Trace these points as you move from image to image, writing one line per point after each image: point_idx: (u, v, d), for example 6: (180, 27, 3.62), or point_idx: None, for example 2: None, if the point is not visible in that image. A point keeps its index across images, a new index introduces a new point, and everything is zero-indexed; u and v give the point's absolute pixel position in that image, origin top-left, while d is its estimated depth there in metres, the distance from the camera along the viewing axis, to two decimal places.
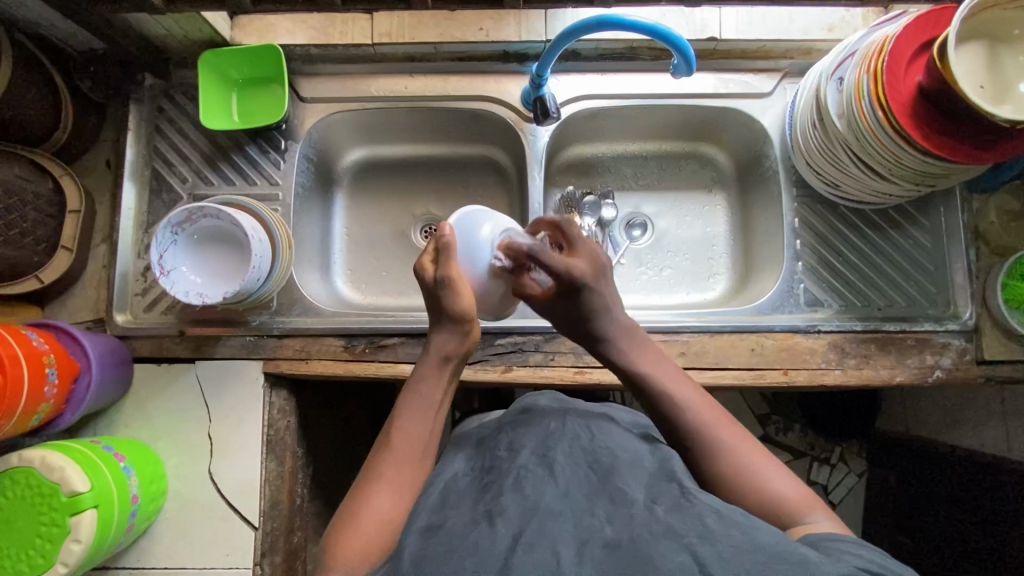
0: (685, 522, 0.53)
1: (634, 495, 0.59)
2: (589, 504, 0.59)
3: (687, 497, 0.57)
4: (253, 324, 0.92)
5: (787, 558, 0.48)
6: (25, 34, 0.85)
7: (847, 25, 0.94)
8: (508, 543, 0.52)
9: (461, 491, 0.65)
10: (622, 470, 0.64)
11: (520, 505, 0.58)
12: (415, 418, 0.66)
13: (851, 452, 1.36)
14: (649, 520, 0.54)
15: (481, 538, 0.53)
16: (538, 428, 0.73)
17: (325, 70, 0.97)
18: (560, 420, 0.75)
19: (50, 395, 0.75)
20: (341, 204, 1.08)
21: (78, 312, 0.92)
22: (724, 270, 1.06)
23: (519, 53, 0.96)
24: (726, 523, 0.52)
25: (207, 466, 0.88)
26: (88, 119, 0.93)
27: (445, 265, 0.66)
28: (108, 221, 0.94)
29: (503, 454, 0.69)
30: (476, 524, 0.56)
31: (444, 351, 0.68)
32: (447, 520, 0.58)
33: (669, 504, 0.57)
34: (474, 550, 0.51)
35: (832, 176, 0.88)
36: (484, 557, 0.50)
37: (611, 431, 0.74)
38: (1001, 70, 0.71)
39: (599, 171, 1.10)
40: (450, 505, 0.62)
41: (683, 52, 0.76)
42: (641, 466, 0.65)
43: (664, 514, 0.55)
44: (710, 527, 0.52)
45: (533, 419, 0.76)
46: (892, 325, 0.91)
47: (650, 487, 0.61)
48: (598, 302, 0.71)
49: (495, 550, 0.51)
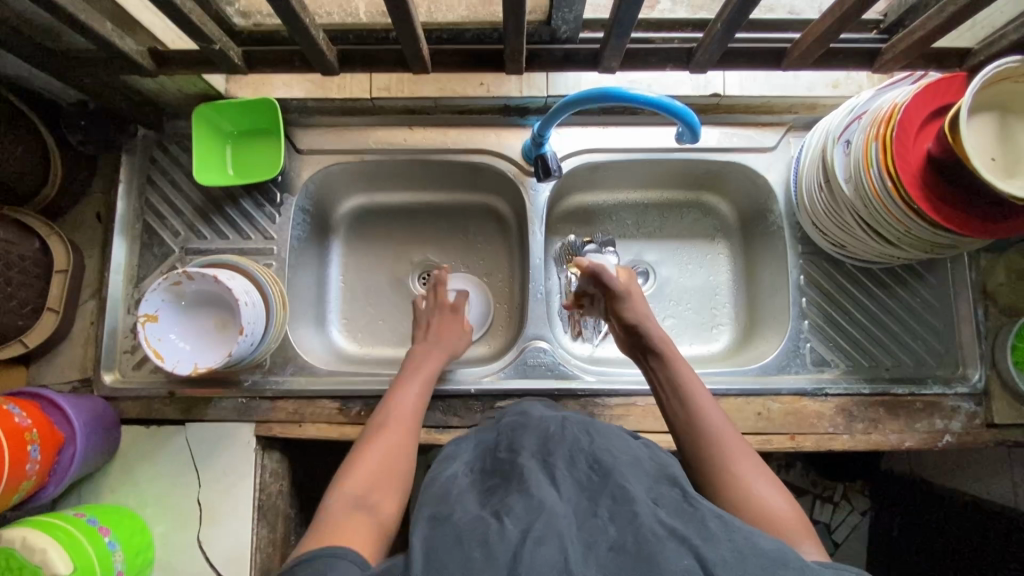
0: (687, 526, 0.50)
1: (637, 491, 0.53)
2: (591, 504, 0.53)
3: (689, 501, 0.54)
4: (245, 385, 0.89)
5: (786, 564, 0.46)
6: (15, 89, 0.83)
7: (852, 81, 0.93)
8: (517, 540, 0.48)
9: (464, 491, 0.58)
10: (622, 465, 0.57)
11: (525, 505, 0.51)
12: (404, 393, 0.79)
13: (853, 489, 1.31)
14: (654, 519, 0.50)
15: (490, 536, 0.49)
16: (538, 429, 0.64)
17: (322, 121, 0.95)
18: (560, 420, 0.64)
19: (33, 471, 0.72)
20: (337, 252, 1.05)
21: (65, 372, 0.89)
22: (728, 322, 1.04)
23: (519, 107, 0.95)
24: (728, 528, 0.50)
25: (196, 534, 0.85)
26: (77, 172, 0.90)
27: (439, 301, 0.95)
28: (97, 276, 0.92)
29: (503, 456, 0.61)
30: (485, 520, 0.51)
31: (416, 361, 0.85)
32: (453, 510, 0.53)
33: (671, 506, 0.53)
34: (485, 542, 0.48)
35: (837, 237, 0.87)
36: (493, 552, 0.47)
37: (610, 429, 0.65)
38: (1011, 143, 0.69)
39: (601, 219, 1.08)
40: (456, 498, 0.56)
41: (687, 121, 0.74)
42: (641, 462, 0.59)
43: (668, 517, 0.51)
44: (713, 532, 0.49)
45: (531, 418, 0.68)
46: (901, 388, 0.89)
47: (652, 485, 0.56)
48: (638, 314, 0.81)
49: (502, 548, 0.47)
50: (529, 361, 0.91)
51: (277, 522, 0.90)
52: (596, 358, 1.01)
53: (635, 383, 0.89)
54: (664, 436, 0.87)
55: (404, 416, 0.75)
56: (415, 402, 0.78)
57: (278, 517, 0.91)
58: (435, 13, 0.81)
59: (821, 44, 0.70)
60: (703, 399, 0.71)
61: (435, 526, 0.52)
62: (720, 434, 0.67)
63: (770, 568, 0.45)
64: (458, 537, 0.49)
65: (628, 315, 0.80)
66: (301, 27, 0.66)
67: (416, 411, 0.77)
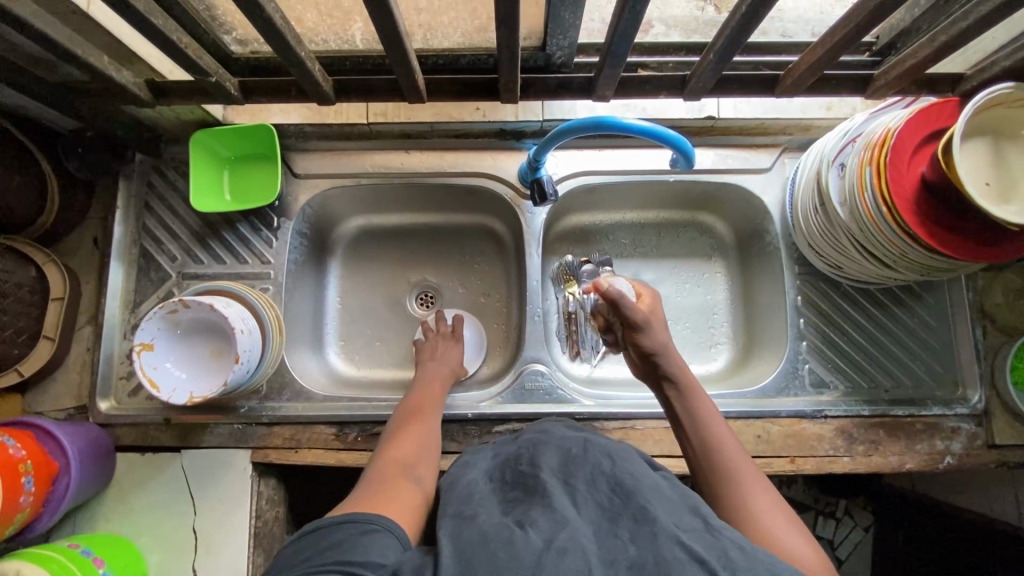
0: (709, 551, 0.47)
1: (659, 513, 0.52)
2: (612, 525, 0.51)
3: (710, 530, 0.51)
4: (241, 411, 0.89)
5: None
6: (12, 118, 0.83)
7: (845, 103, 0.94)
8: (539, 549, 0.47)
9: (486, 497, 0.57)
10: (645, 487, 0.56)
11: (549, 518, 0.51)
12: (427, 388, 0.84)
13: (856, 505, 1.29)
14: (676, 542, 0.48)
15: (514, 539, 0.48)
16: (559, 448, 0.63)
17: (319, 146, 0.96)
18: (582, 442, 0.64)
19: (26, 504, 0.71)
20: (335, 274, 1.05)
21: (59, 399, 0.89)
22: (727, 341, 1.04)
23: (515, 131, 0.95)
24: (752, 559, 0.47)
25: (191, 563, 0.84)
26: (75, 199, 0.91)
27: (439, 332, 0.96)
28: (94, 302, 0.92)
29: (525, 469, 0.60)
30: (509, 527, 0.50)
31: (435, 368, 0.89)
32: (478, 513, 0.53)
33: (694, 532, 0.50)
34: (509, 545, 0.47)
35: (834, 259, 0.87)
36: (517, 553, 0.46)
37: (633, 456, 0.63)
38: (1005, 168, 0.70)
39: (597, 239, 1.08)
40: (478, 502, 0.56)
41: (681, 148, 0.75)
42: (664, 488, 0.56)
43: (690, 540, 0.49)
44: (736, 562, 0.47)
45: (552, 437, 0.67)
46: (901, 410, 0.89)
47: (674, 509, 0.53)
48: (656, 342, 0.79)
49: (524, 551, 0.47)
50: (526, 385, 0.91)
51: (273, 549, 0.89)
52: (594, 379, 1.01)
53: (633, 407, 0.89)
54: (663, 460, 0.86)
55: (431, 403, 0.81)
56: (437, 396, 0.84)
57: (274, 544, 0.90)
58: (430, 39, 0.78)
59: (814, 72, 0.71)
60: (719, 432, 0.69)
61: (460, 525, 0.52)
62: (738, 467, 0.65)
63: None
64: (480, 537, 0.49)
65: (648, 344, 0.79)
66: (296, 59, 0.66)
67: (440, 399, 0.83)
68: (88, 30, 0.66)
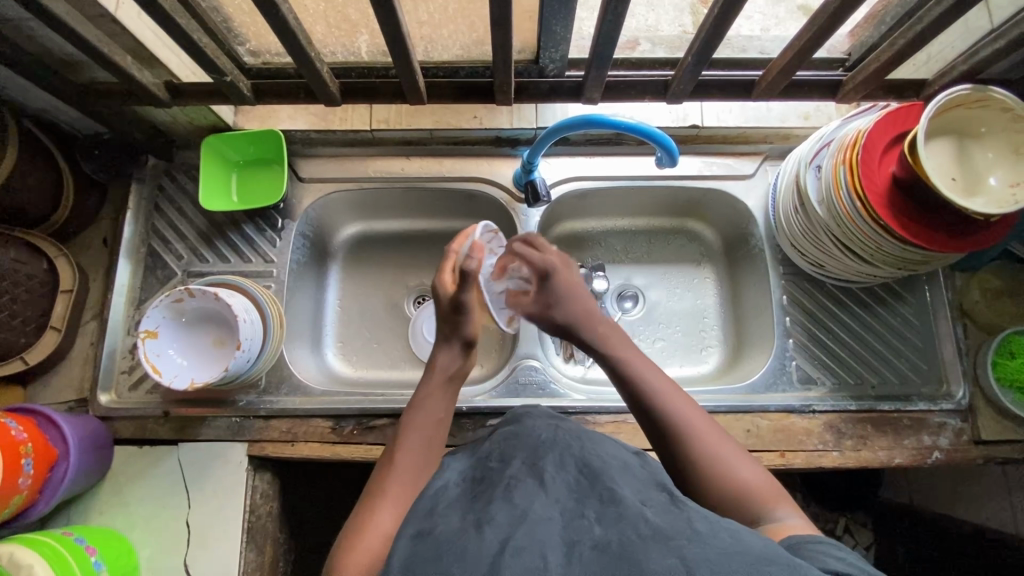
0: (673, 524, 0.48)
1: (625, 497, 0.53)
2: (579, 505, 0.52)
3: (677, 504, 0.52)
4: (240, 404, 0.90)
5: (772, 559, 0.44)
6: (36, 121, 0.88)
7: (821, 113, 0.99)
8: (496, 551, 0.47)
9: (450, 500, 0.57)
10: (614, 471, 0.57)
11: (509, 513, 0.51)
12: (430, 399, 0.68)
13: (856, 523, 1.21)
14: (639, 521, 0.49)
15: (469, 547, 0.48)
16: (529, 437, 0.64)
17: (323, 152, 1.01)
18: (552, 429, 0.65)
19: (25, 486, 0.72)
20: (335, 277, 1.07)
21: (62, 392, 0.91)
22: (717, 343, 1.06)
23: (511, 138, 1.01)
24: (715, 527, 0.48)
25: (184, 557, 0.84)
26: (88, 199, 0.95)
27: (468, 291, 0.67)
28: (100, 297, 0.95)
29: (494, 463, 0.61)
30: (465, 530, 0.50)
31: (449, 371, 0.70)
32: (435, 526, 0.52)
33: (659, 508, 0.51)
34: (462, 557, 0.47)
35: (815, 257, 0.90)
36: (472, 562, 0.46)
37: (602, 437, 0.66)
38: (969, 164, 0.75)
39: (590, 244, 1.11)
40: (439, 513, 0.55)
41: (666, 146, 0.80)
42: (633, 469, 0.58)
43: (654, 516, 0.49)
44: (700, 533, 0.47)
45: (525, 427, 0.67)
46: (886, 405, 0.91)
47: (640, 490, 0.54)
48: (567, 291, 0.73)
49: (482, 556, 0.47)
50: (520, 379, 0.93)
51: (266, 546, 0.90)
52: (588, 380, 1.01)
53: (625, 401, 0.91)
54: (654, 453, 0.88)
55: (431, 409, 0.67)
56: (434, 422, 0.67)
57: (267, 541, 0.90)
58: (430, 51, 0.84)
59: (784, 76, 0.78)
60: (665, 388, 0.65)
61: (418, 542, 0.50)
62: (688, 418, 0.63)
63: (754, 564, 0.43)
64: (435, 552, 0.48)
65: (561, 315, 0.72)
66: (307, 62, 0.72)
67: (447, 408, 0.68)
68: (116, 34, 0.72)
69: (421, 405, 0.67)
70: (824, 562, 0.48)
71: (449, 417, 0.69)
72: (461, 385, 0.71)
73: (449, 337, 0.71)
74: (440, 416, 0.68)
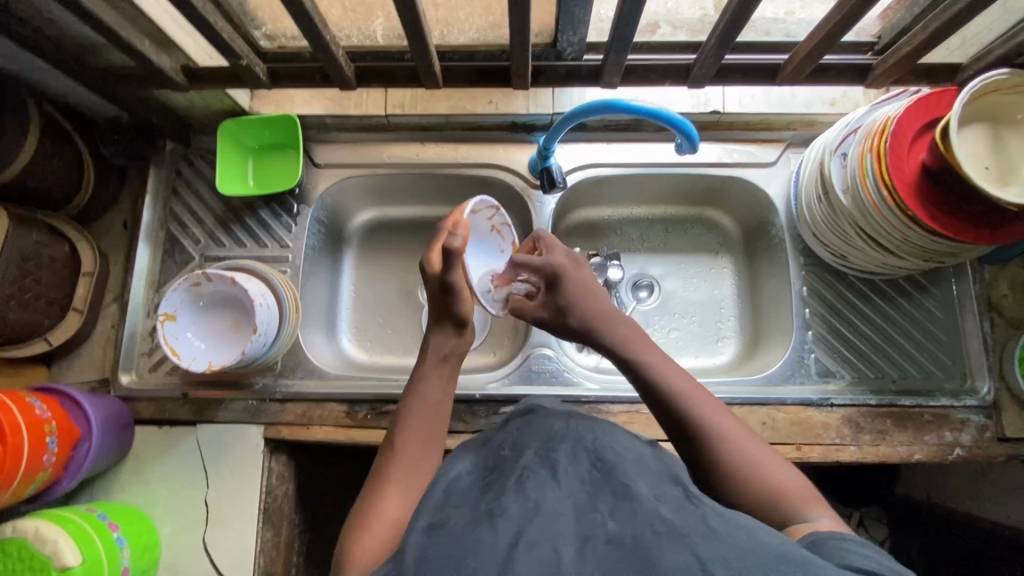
0: (687, 521, 0.47)
1: (639, 489, 0.52)
2: (592, 498, 0.52)
3: (692, 499, 0.51)
4: (256, 387, 0.91)
5: (789, 560, 0.44)
6: (56, 104, 0.89)
7: (849, 99, 0.96)
8: (510, 544, 0.47)
9: (463, 493, 0.56)
10: (627, 464, 0.56)
11: (521, 506, 0.51)
12: (428, 384, 0.68)
13: (870, 517, 1.21)
14: (654, 517, 0.48)
15: (481, 539, 0.47)
16: (541, 428, 0.63)
17: (339, 137, 1.00)
18: (564, 420, 0.64)
19: (49, 463, 0.74)
20: (351, 263, 1.08)
21: (84, 372, 0.93)
22: (733, 334, 1.04)
23: (527, 124, 0.99)
24: (730, 525, 0.47)
25: (203, 535, 0.86)
26: (108, 183, 0.96)
27: (454, 272, 0.69)
28: (120, 281, 0.96)
29: (506, 453, 0.61)
30: (478, 522, 0.50)
31: (442, 351, 0.71)
32: (449, 518, 0.52)
33: (674, 503, 0.50)
34: (475, 550, 0.47)
35: (839, 248, 0.88)
36: (485, 555, 0.46)
37: (615, 427, 0.64)
38: (1004, 152, 0.72)
39: (605, 233, 1.09)
40: (453, 505, 0.54)
41: (686, 132, 0.79)
42: (646, 461, 0.57)
43: (669, 512, 0.49)
44: (714, 530, 0.46)
45: (537, 417, 0.66)
46: (907, 400, 0.89)
47: (654, 483, 0.54)
48: (577, 291, 0.72)
49: (496, 550, 0.46)
50: (533, 367, 0.93)
51: (282, 526, 0.91)
52: (601, 369, 1.00)
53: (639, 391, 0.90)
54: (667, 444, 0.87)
55: (430, 393, 0.67)
56: (435, 406, 0.67)
57: (283, 522, 0.92)
58: (446, 35, 0.82)
59: (811, 60, 0.75)
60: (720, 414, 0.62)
61: (432, 534, 0.50)
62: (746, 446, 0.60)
63: (771, 567, 0.43)
64: (450, 544, 0.48)
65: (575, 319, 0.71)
66: (322, 45, 0.71)
67: (446, 390, 0.69)
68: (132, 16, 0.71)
69: (420, 387, 0.68)
70: (845, 559, 0.47)
71: (450, 401, 0.69)
72: (459, 363, 0.72)
73: (440, 321, 0.72)
74: (441, 398, 0.68)
